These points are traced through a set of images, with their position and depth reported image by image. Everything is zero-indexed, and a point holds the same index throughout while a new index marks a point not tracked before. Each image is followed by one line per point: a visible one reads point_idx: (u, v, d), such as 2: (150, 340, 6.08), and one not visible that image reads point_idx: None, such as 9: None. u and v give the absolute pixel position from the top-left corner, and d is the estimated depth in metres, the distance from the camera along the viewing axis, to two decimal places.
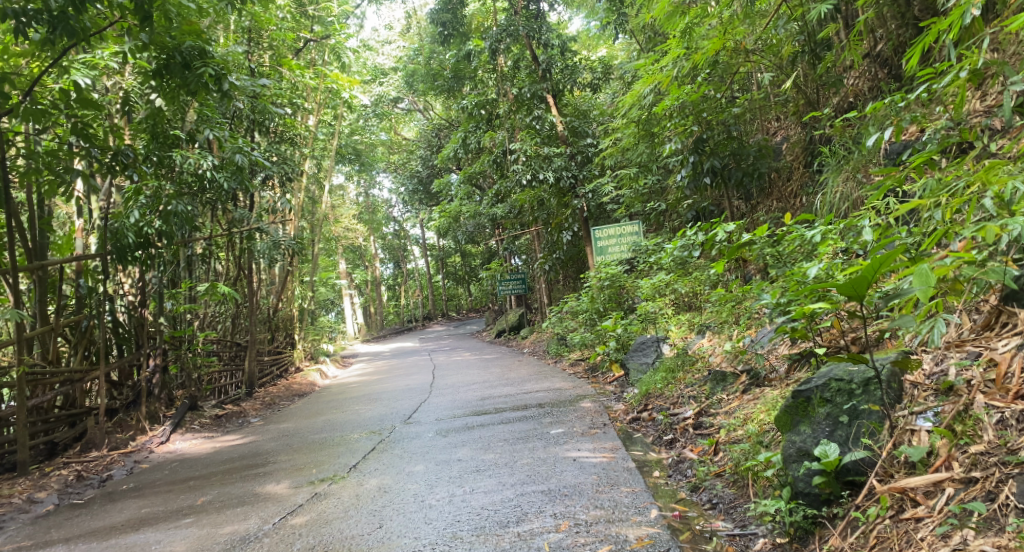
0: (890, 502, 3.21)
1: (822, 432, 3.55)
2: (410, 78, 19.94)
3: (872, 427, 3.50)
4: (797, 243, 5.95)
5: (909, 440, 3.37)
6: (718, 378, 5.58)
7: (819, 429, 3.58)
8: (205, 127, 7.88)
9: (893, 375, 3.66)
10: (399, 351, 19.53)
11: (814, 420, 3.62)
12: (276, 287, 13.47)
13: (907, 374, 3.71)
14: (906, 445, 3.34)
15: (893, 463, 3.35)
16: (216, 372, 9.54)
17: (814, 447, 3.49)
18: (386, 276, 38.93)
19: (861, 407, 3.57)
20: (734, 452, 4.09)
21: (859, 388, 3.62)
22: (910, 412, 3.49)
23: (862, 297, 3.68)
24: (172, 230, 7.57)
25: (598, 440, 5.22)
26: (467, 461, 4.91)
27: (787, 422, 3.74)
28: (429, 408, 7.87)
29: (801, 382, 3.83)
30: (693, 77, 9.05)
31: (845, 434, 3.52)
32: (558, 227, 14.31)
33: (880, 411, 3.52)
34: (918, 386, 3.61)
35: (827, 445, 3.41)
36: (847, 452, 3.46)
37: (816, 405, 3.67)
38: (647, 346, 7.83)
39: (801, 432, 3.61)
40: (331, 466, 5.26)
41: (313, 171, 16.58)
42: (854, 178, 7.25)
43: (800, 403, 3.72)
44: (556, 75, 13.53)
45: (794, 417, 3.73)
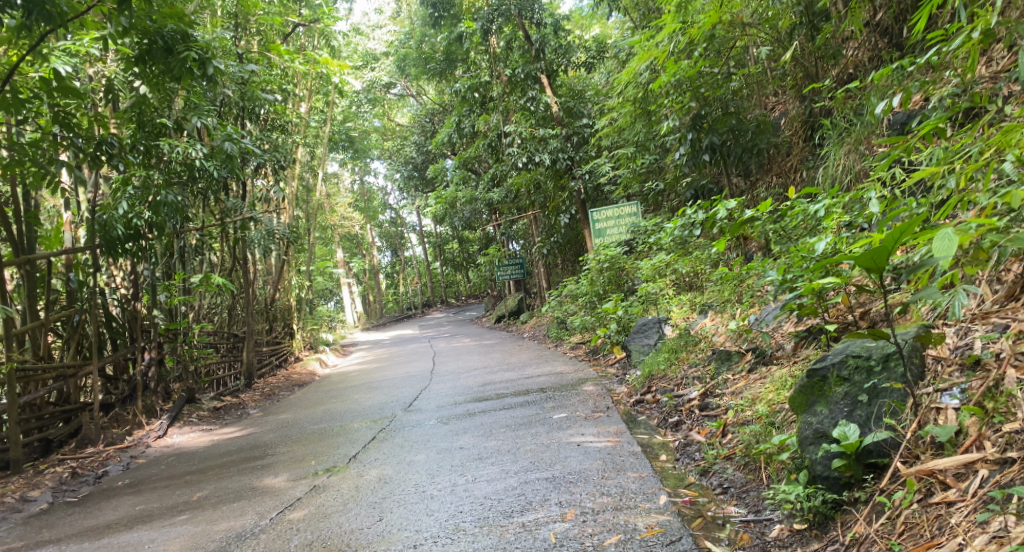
0: (918, 486, 3.10)
1: (841, 413, 3.44)
2: (402, 63, 19.70)
3: (894, 406, 3.38)
4: (801, 218, 5.82)
5: (935, 419, 3.25)
6: (723, 357, 5.47)
7: (837, 410, 3.46)
8: (192, 114, 7.69)
9: (915, 350, 3.52)
10: (399, 338, 19.42)
11: (831, 400, 3.51)
12: (272, 276, 13.33)
13: (930, 349, 3.57)
14: (932, 425, 3.22)
15: (919, 444, 3.24)
16: (213, 364, 9.41)
17: (832, 430, 3.39)
18: (384, 264, 38.81)
19: (881, 385, 3.45)
20: (744, 434, 3.97)
21: (878, 365, 3.49)
22: (934, 389, 3.35)
23: (880, 271, 3.46)
24: (162, 221, 7.41)
25: (602, 424, 5.11)
26: (469, 449, 4.80)
27: (803, 402, 3.60)
28: (430, 395, 7.76)
29: (816, 359, 3.70)
30: (689, 52, 8.88)
31: (866, 414, 3.41)
32: (555, 210, 14.16)
33: (902, 389, 3.39)
34: (942, 361, 3.48)
35: (846, 427, 3.31)
36: (869, 434, 3.35)
37: (833, 385, 3.54)
38: (649, 327, 7.71)
39: (817, 413, 3.51)
40: (330, 457, 5.13)
41: (306, 159, 16.39)
42: (857, 150, 7.11)
43: (816, 383, 3.59)
44: (549, 55, 13.32)
45: (810, 397, 3.60)
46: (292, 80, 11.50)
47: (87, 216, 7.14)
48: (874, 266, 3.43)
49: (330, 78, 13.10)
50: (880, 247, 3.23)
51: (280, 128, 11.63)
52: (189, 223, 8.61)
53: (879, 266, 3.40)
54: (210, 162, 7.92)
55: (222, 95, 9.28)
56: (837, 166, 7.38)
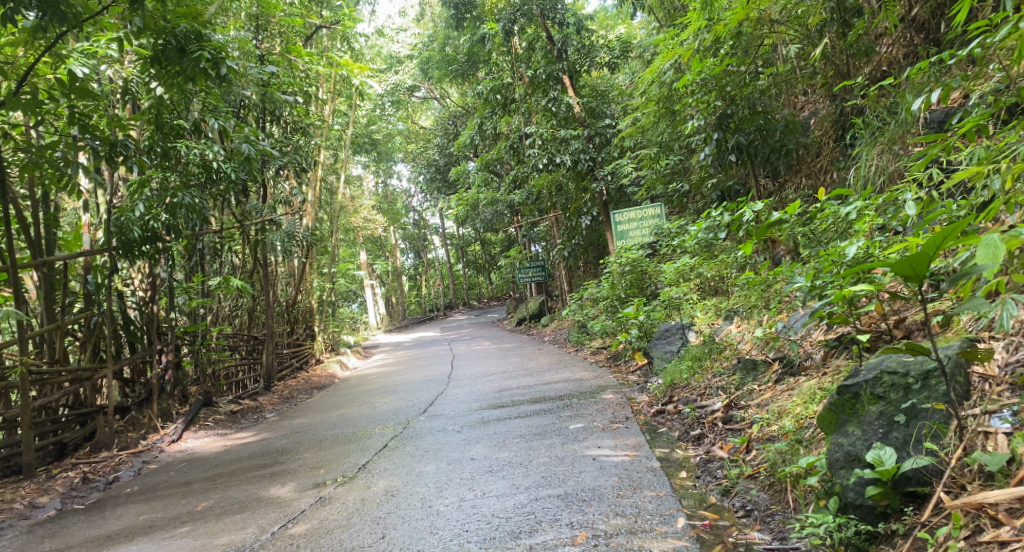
0: (965, 521, 2.86)
1: (875, 435, 3.25)
2: (425, 65, 19.61)
3: (935, 429, 3.15)
4: (831, 221, 5.58)
5: (983, 445, 3.01)
6: (748, 367, 5.24)
7: (870, 431, 3.27)
8: (210, 116, 7.61)
9: (959, 367, 3.27)
10: (420, 341, 19.33)
11: (864, 421, 3.31)
12: (293, 279, 13.28)
13: (976, 366, 3.32)
14: (980, 452, 2.98)
15: (965, 472, 3.00)
16: (232, 366, 9.34)
17: (865, 453, 3.20)
18: (407, 267, 38.84)
19: (920, 406, 3.23)
20: (769, 452, 3.75)
21: (917, 383, 3.28)
22: (982, 411, 3.10)
23: (920, 279, 3.24)
24: (178, 223, 7.34)
25: (620, 436, 4.91)
26: (481, 460, 4.62)
27: (833, 421, 3.41)
28: (447, 401, 7.61)
29: (848, 376, 3.50)
30: (715, 49, 8.63)
31: (903, 437, 3.20)
32: (578, 212, 13.95)
33: (943, 410, 3.17)
34: (990, 380, 3.23)
35: (881, 450, 3.12)
36: (907, 458, 3.14)
37: (867, 404, 3.35)
38: (671, 334, 7.48)
39: (848, 434, 3.32)
40: (339, 466, 4.99)
41: (327, 161, 16.34)
42: (891, 151, 6.84)
43: (847, 401, 3.40)
44: (572, 55, 13.13)
45: (841, 416, 3.41)
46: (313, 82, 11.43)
47: (103, 218, 7.08)
48: (913, 274, 3.22)
49: (352, 80, 13.03)
50: (920, 253, 3.03)
51: (300, 130, 11.56)
52: (207, 224, 8.54)
53: (919, 275, 3.20)
54: (227, 164, 7.85)
55: (242, 97, 9.22)
56: (869, 167, 7.10)
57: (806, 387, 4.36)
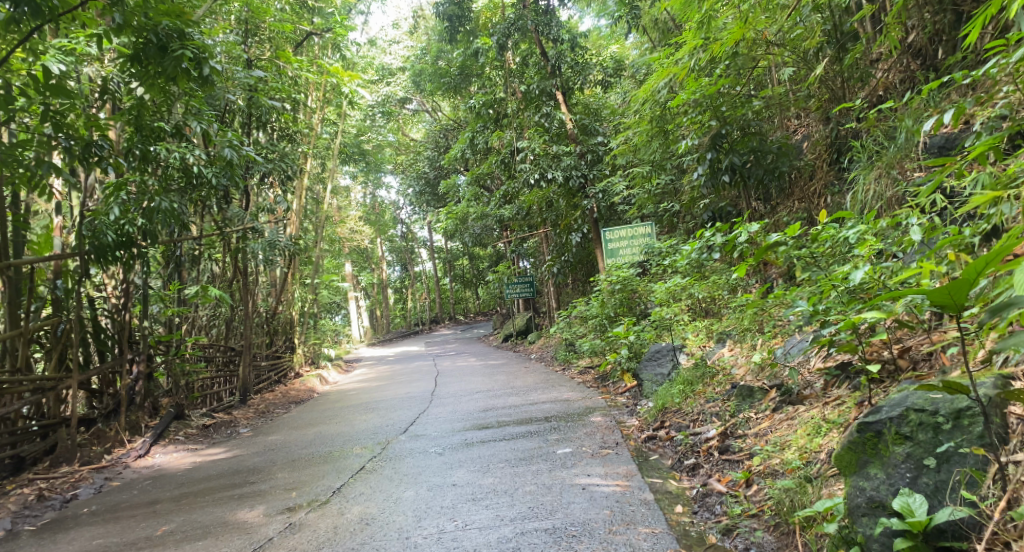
0: None
1: (902, 480, 3.01)
2: (417, 77, 19.48)
3: (972, 476, 2.90)
4: (829, 245, 5.41)
5: None
6: (744, 394, 5.03)
7: (897, 475, 3.02)
8: (193, 119, 7.37)
9: (996, 405, 3.01)
10: (405, 355, 19.04)
11: (888, 463, 3.07)
12: (276, 289, 12.99)
13: (1014, 406, 3.06)
14: None
15: (1009, 527, 2.75)
16: (206, 378, 9.04)
17: (893, 500, 2.96)
18: (393, 279, 38.53)
19: (951, 449, 2.98)
20: (773, 488, 3.52)
21: (947, 423, 3.03)
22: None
23: (959, 309, 2.96)
24: (154, 228, 7.06)
25: (610, 463, 4.67)
26: (464, 487, 4.36)
27: (853, 462, 3.17)
28: (429, 420, 7.35)
29: (869, 411, 3.25)
30: (710, 69, 8.51)
31: (934, 483, 2.96)
32: (567, 229, 13.77)
33: (980, 455, 2.91)
34: None
35: (910, 499, 2.88)
36: (941, 508, 2.90)
37: (892, 445, 3.10)
38: (662, 355, 7.27)
39: (871, 478, 3.08)
40: (312, 489, 4.71)
41: (314, 171, 16.12)
42: (888, 176, 6.68)
43: (868, 440, 3.16)
44: (566, 72, 13.00)
45: (861, 456, 3.16)
46: (301, 90, 11.21)
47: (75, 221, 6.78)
48: (950, 303, 2.95)
49: (342, 89, 12.84)
50: (962, 279, 2.77)
51: (286, 138, 11.33)
52: (186, 230, 8.27)
53: (957, 303, 2.93)
54: (209, 168, 7.60)
55: (227, 101, 8.98)
56: (866, 191, 6.97)
57: (808, 417, 4.16)
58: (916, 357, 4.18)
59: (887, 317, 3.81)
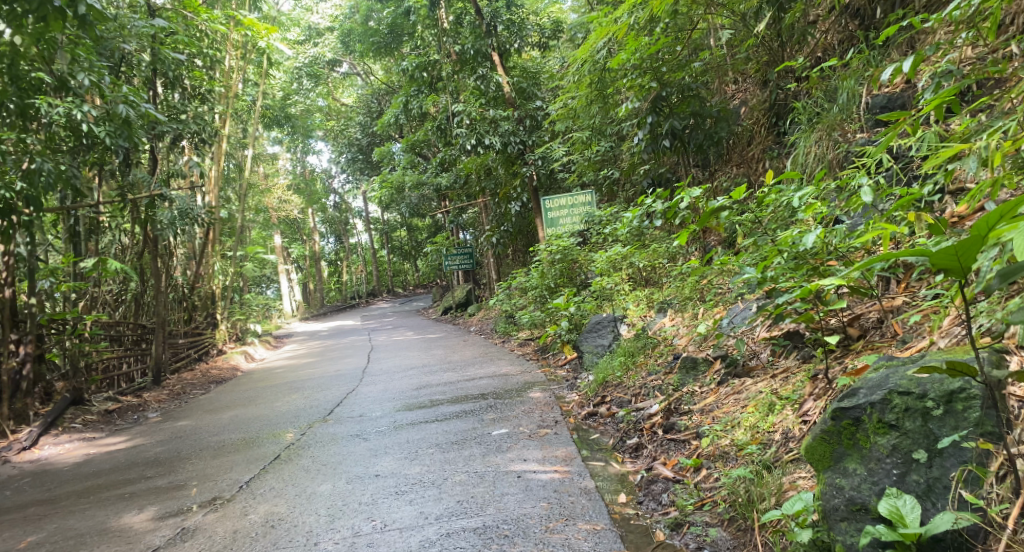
0: None
1: (888, 478, 2.71)
2: (346, 38, 18.52)
3: (974, 473, 2.60)
4: (773, 209, 5.15)
5: None
6: (688, 367, 4.75)
7: (883, 473, 2.73)
8: (79, 70, 6.58)
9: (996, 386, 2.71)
10: (339, 329, 18.34)
11: (870, 458, 2.78)
12: (194, 261, 12.17)
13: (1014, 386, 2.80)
14: None
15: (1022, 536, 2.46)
16: (111, 358, 8.30)
17: (878, 503, 2.66)
18: (329, 252, 37.41)
19: (944, 439, 2.68)
20: (727, 478, 3.22)
21: (939, 408, 2.72)
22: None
23: (967, 274, 2.62)
24: (38, 193, 6.44)
25: (548, 445, 4.31)
26: (387, 478, 3.94)
27: (827, 456, 2.87)
28: (357, 401, 6.86)
29: (844, 394, 2.94)
30: (649, 27, 8.06)
31: (926, 481, 2.66)
32: (505, 197, 13.30)
33: (985, 449, 2.60)
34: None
35: (901, 505, 2.57)
36: (936, 512, 2.59)
37: (874, 434, 2.80)
38: (602, 326, 6.93)
39: (850, 474, 2.79)
40: (214, 485, 4.21)
41: (236, 136, 15.13)
42: (830, 138, 6.44)
43: (845, 429, 2.86)
44: (502, 32, 12.41)
45: (836, 448, 2.87)
46: (212, 46, 10.34)
47: None
48: (955, 267, 2.62)
49: (259, 46, 11.95)
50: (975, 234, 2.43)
51: (199, 98, 10.45)
52: (82, 197, 7.56)
53: (964, 269, 2.61)
54: (100, 127, 6.99)
55: (122, 53, 8.15)
56: (807, 153, 6.74)
57: (758, 391, 3.89)
58: (867, 324, 3.98)
59: (843, 284, 3.54)
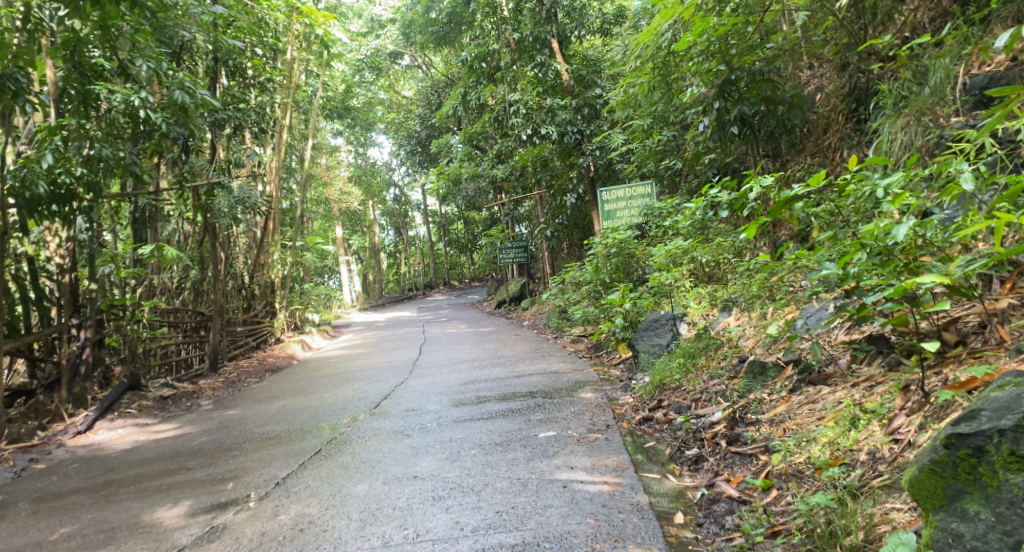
0: None
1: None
2: (407, 29, 18.44)
3: None
4: (855, 199, 4.70)
5: None
6: (756, 372, 4.36)
7: (1018, 521, 2.34)
8: (138, 57, 6.41)
9: None
10: (394, 321, 18.34)
11: (999, 499, 2.40)
12: (254, 249, 12.27)
13: None
14: None
15: None
16: (171, 344, 8.29)
17: None
18: (387, 244, 37.74)
19: None
20: (803, 504, 2.84)
21: None
22: None
23: None
24: (99, 179, 6.38)
25: (598, 453, 4.00)
26: (426, 481, 3.70)
27: (939, 492, 2.51)
28: (405, 394, 6.67)
29: (962, 415, 2.55)
30: (719, 8, 7.58)
31: None
32: (562, 190, 12.95)
33: None
34: None
35: None
36: None
37: (1002, 469, 2.41)
38: (661, 324, 6.54)
39: (971, 519, 2.42)
40: (251, 480, 4.03)
41: (296, 127, 15.22)
42: (919, 123, 5.91)
43: (964, 461, 2.48)
44: (562, 20, 12.07)
45: (952, 483, 2.50)
46: (271, 35, 10.32)
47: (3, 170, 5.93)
48: None
49: (319, 35, 11.88)
50: None
51: (261, 88, 10.44)
52: (142, 184, 7.56)
53: None
54: (159, 113, 6.77)
55: (182, 40, 8.00)
56: (892, 141, 6.21)
57: (837, 402, 3.51)
58: (965, 329, 3.58)
59: (946, 284, 3.13)
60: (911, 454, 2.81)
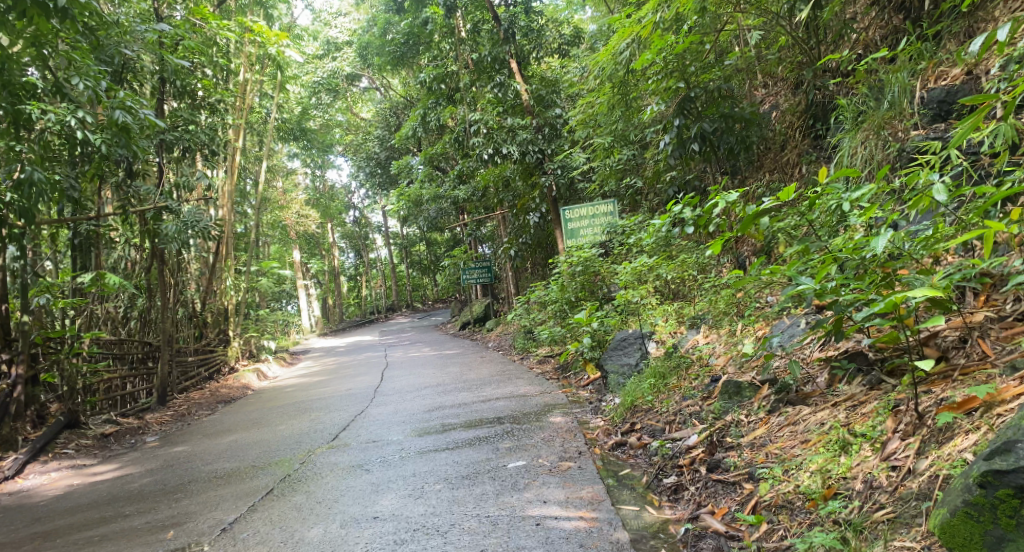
0: None
1: None
2: (364, 51, 18.19)
3: None
4: (823, 212, 4.59)
5: None
6: (730, 392, 4.20)
7: None
8: (74, 74, 5.97)
9: None
10: (355, 345, 17.88)
11: None
12: (204, 277, 11.79)
13: None
14: None
15: None
16: (114, 377, 7.82)
17: None
18: (347, 267, 37.10)
19: None
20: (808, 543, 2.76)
21: None
22: None
23: None
24: (30, 205, 5.95)
25: (571, 484, 3.79)
26: (386, 522, 3.43)
27: (979, 536, 2.47)
28: (365, 424, 6.36)
29: (1001, 453, 2.50)
30: (677, 25, 7.51)
31: None
32: (524, 209, 12.76)
33: None
34: None
35: None
36: None
37: None
38: (629, 343, 6.35)
39: None
40: (194, 527, 3.68)
41: (248, 149, 14.77)
42: (879, 137, 5.84)
43: (1009, 505, 2.44)
44: (520, 39, 11.95)
45: (993, 527, 2.46)
46: (222, 55, 9.98)
47: None
48: None
49: (273, 56, 11.55)
50: None
51: (209, 109, 10.06)
52: (82, 209, 7.14)
53: None
54: (98, 135, 6.37)
55: (125, 60, 7.63)
56: (852, 155, 6.10)
57: (821, 424, 3.40)
58: (945, 344, 3.48)
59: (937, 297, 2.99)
60: (913, 484, 2.77)
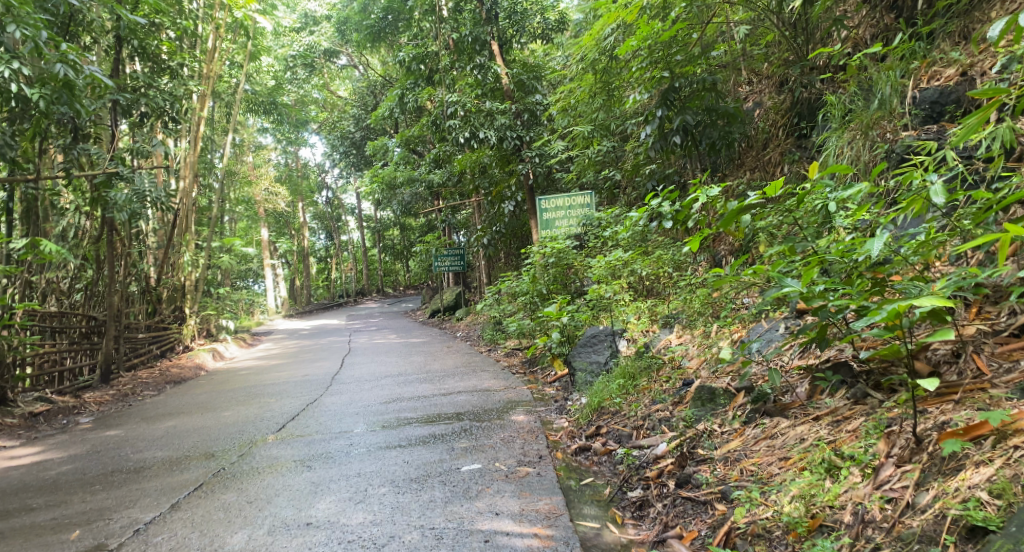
0: None
1: None
2: (343, 26, 17.60)
3: None
4: (808, 212, 4.31)
5: None
6: (702, 398, 3.92)
7: None
8: (7, 21, 5.47)
9: None
10: (320, 328, 17.39)
11: None
12: (161, 251, 11.26)
13: None
14: None
15: None
16: (50, 352, 7.36)
17: None
18: (318, 248, 36.37)
19: None
20: None
21: None
22: None
23: None
24: None
25: (527, 492, 3.50)
26: (320, 530, 3.19)
27: None
28: (316, 414, 5.99)
29: None
30: (664, 13, 7.21)
31: None
32: (500, 197, 12.39)
33: None
34: None
35: None
36: None
37: None
38: (599, 340, 6.04)
39: None
40: (103, 526, 3.40)
41: (215, 120, 14.17)
42: (866, 137, 5.57)
43: None
44: (503, 21, 11.54)
45: None
46: (186, 17, 9.43)
47: None
48: None
49: (242, 23, 11.00)
50: None
51: (170, 74, 9.52)
52: (21, 170, 6.65)
53: None
54: (36, 89, 5.90)
55: (74, 12, 7.12)
56: (837, 156, 5.86)
57: (803, 441, 3.15)
58: (936, 358, 3.22)
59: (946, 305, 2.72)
60: (913, 523, 2.54)
